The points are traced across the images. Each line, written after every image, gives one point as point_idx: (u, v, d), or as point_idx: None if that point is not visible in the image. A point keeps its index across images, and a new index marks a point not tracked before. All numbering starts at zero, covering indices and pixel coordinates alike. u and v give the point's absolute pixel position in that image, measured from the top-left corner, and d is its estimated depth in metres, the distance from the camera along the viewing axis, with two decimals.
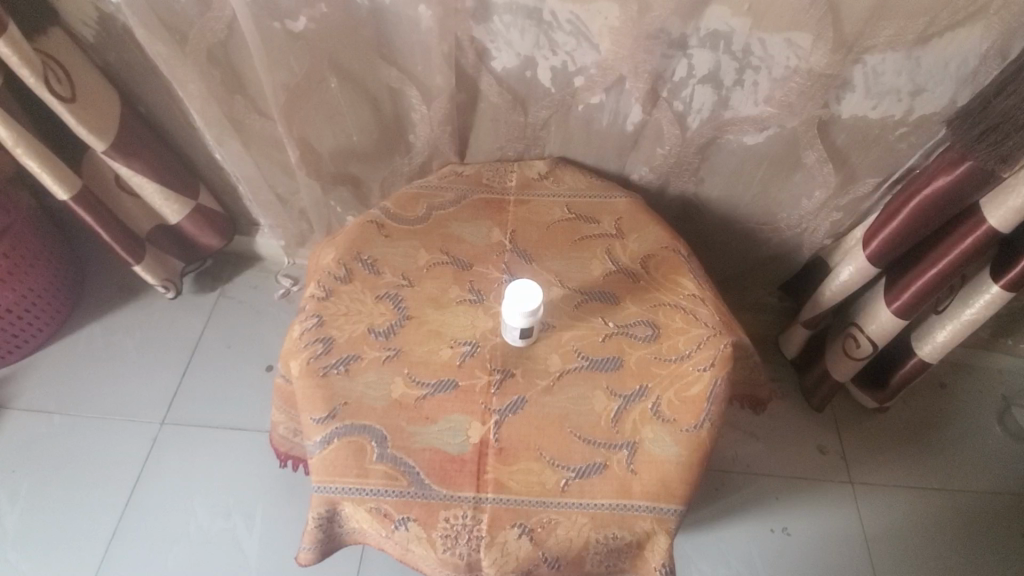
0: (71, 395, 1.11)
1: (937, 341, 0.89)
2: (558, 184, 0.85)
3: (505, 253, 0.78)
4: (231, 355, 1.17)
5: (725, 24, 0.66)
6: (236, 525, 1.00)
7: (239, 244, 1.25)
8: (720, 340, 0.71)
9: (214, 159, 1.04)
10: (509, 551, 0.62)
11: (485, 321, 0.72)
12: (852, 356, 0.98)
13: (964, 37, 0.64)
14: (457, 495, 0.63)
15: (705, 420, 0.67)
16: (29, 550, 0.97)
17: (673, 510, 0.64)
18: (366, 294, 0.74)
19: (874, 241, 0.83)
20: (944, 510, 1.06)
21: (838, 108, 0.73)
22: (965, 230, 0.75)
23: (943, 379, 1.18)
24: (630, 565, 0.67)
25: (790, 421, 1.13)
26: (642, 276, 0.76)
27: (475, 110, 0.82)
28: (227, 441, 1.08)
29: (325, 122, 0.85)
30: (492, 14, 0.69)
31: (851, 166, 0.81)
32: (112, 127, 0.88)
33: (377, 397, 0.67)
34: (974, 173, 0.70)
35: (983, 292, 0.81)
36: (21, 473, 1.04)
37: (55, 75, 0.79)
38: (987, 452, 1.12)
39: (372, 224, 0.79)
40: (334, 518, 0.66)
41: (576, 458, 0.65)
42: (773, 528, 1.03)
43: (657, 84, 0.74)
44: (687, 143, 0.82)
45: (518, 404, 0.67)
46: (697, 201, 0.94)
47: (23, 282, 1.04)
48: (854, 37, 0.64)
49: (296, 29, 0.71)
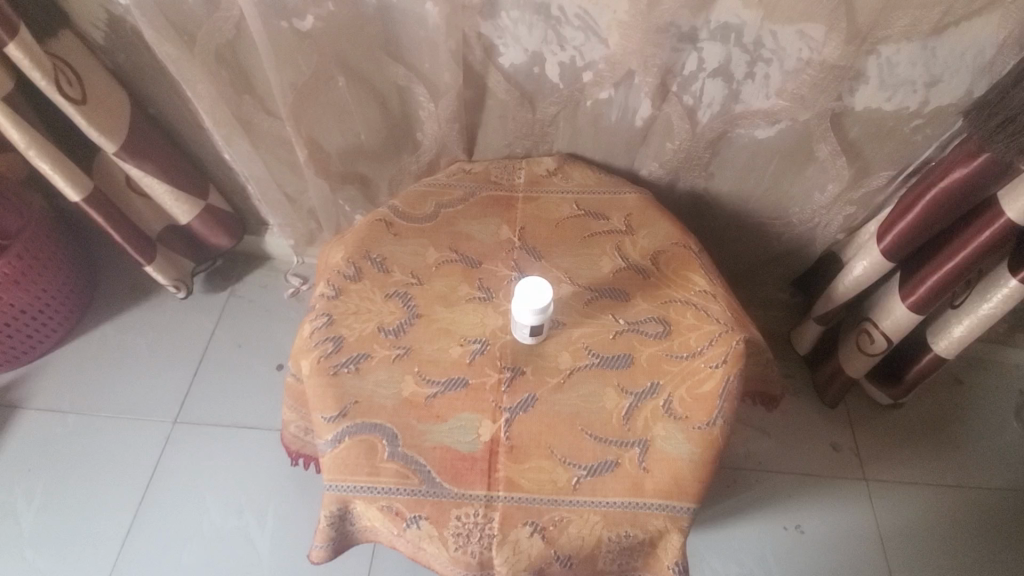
0: (85, 395, 1.12)
1: (954, 335, 0.88)
2: (567, 181, 0.84)
3: (515, 251, 0.77)
4: (242, 354, 1.18)
5: (736, 17, 0.65)
6: (249, 523, 1.01)
7: (248, 243, 1.26)
8: (732, 336, 0.70)
9: (222, 160, 1.04)
10: (521, 550, 0.62)
11: (495, 319, 0.72)
12: (866, 352, 0.97)
13: (981, 27, 0.62)
14: (467, 493, 0.63)
15: (718, 418, 0.67)
16: (45, 548, 0.99)
17: (685, 509, 0.64)
18: (376, 293, 0.74)
19: (889, 235, 0.82)
20: (959, 507, 1.05)
21: (852, 100, 0.72)
22: (981, 225, 0.74)
23: (958, 375, 1.16)
24: (642, 563, 0.66)
25: (802, 417, 1.12)
26: (653, 273, 0.76)
27: (483, 108, 0.82)
28: (240, 439, 1.09)
29: (333, 121, 0.85)
30: (500, 10, 0.68)
31: (864, 160, 0.80)
32: (122, 127, 0.89)
33: (388, 396, 0.67)
34: (991, 165, 0.69)
35: (1001, 287, 0.79)
36: (38, 471, 1.05)
37: (67, 77, 0.79)
38: (1004, 449, 1.10)
39: (381, 222, 0.79)
40: (345, 516, 0.66)
41: (587, 457, 0.64)
42: (786, 526, 1.02)
43: (667, 78, 0.74)
44: (697, 137, 0.81)
45: (529, 401, 0.67)
46: (708, 196, 0.93)
47: (38, 283, 1.05)
48: (868, 28, 0.63)
49: (304, 28, 0.71)
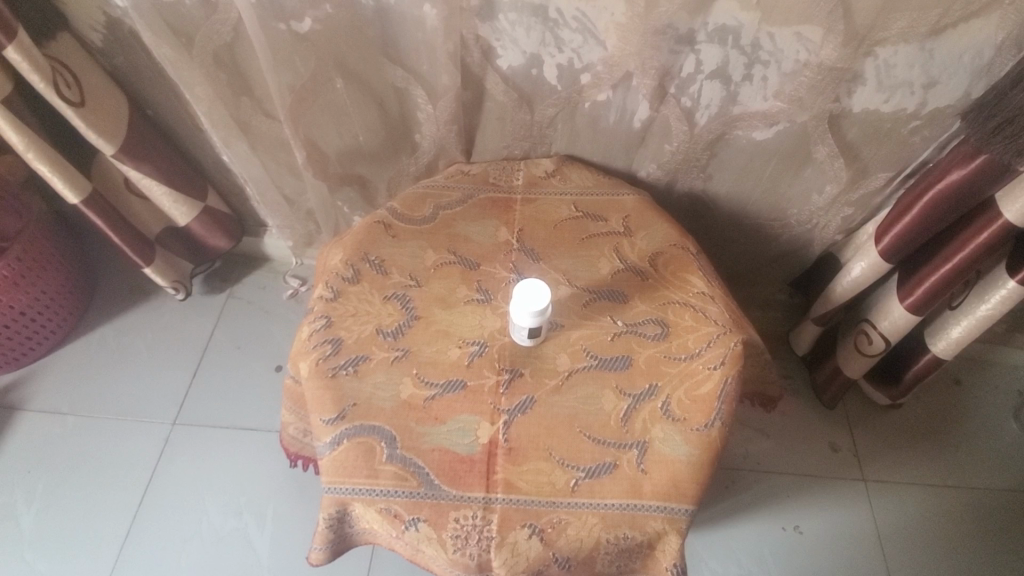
0: (84, 397, 1.12)
1: (952, 336, 0.88)
2: (566, 183, 0.84)
3: (513, 253, 0.77)
4: (241, 356, 1.18)
5: (734, 19, 0.65)
6: (248, 525, 1.01)
7: (247, 244, 1.26)
8: (731, 338, 0.70)
9: (221, 161, 1.04)
10: (520, 552, 0.62)
11: (493, 321, 0.72)
12: (864, 353, 0.97)
13: (978, 28, 0.62)
14: (466, 496, 0.63)
15: (716, 420, 0.67)
16: (44, 549, 0.99)
17: (684, 510, 0.64)
18: (375, 294, 0.74)
19: (887, 236, 0.82)
20: (958, 507, 1.05)
21: (850, 102, 0.72)
22: (979, 227, 0.74)
23: (957, 376, 1.17)
24: (641, 565, 0.66)
25: (801, 417, 1.12)
26: (651, 275, 0.76)
27: (482, 109, 0.82)
28: (239, 440, 1.09)
29: (331, 123, 0.85)
30: (498, 12, 0.68)
31: (862, 161, 0.80)
32: (121, 129, 0.89)
33: (387, 398, 0.67)
34: (989, 167, 0.69)
35: (999, 288, 0.80)
36: (37, 473, 1.05)
37: (65, 80, 0.79)
38: (1002, 449, 1.10)
39: (380, 225, 0.79)
40: (345, 518, 0.66)
41: (586, 458, 0.65)
42: (784, 526, 1.02)
43: (665, 80, 0.74)
44: (695, 139, 0.81)
45: (527, 403, 0.67)
46: (706, 198, 0.93)
47: (37, 285, 1.05)
48: (866, 30, 0.63)
49: (302, 30, 0.71)
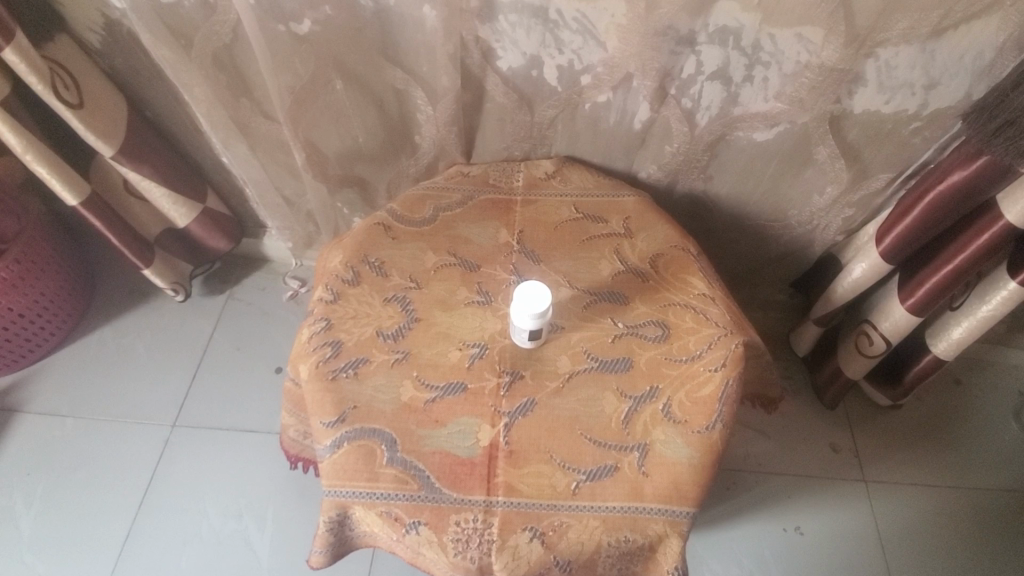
0: (84, 398, 1.12)
1: (953, 337, 0.88)
2: (566, 184, 0.84)
3: (513, 254, 0.77)
4: (241, 357, 1.18)
5: (735, 20, 0.65)
6: (248, 526, 1.01)
7: (247, 245, 1.26)
8: (732, 339, 0.70)
9: (220, 162, 1.04)
10: (520, 555, 0.62)
11: (493, 323, 0.72)
12: (864, 354, 0.97)
13: (980, 29, 0.62)
14: (467, 499, 0.63)
15: (717, 422, 0.67)
16: (44, 551, 0.98)
17: (685, 513, 0.64)
18: (375, 296, 0.73)
19: (888, 238, 0.82)
20: (958, 508, 1.05)
21: (850, 103, 0.72)
22: (979, 228, 0.74)
23: (958, 376, 1.17)
24: (642, 568, 0.66)
25: (802, 418, 1.12)
26: (652, 276, 0.75)
27: (482, 111, 0.82)
28: (239, 441, 1.09)
29: (331, 124, 0.84)
30: (498, 13, 0.68)
31: (863, 162, 0.80)
32: (120, 131, 0.88)
33: (387, 401, 0.67)
34: (990, 169, 0.69)
35: (999, 289, 0.80)
36: (36, 475, 1.05)
37: (64, 81, 0.79)
38: (1003, 449, 1.10)
39: (379, 226, 0.79)
40: (345, 521, 0.66)
41: (587, 461, 0.64)
42: (785, 526, 1.02)
43: (665, 81, 0.73)
44: (696, 140, 0.81)
45: (528, 406, 0.67)
46: (707, 199, 0.92)
47: (36, 287, 1.04)
48: (867, 31, 0.63)
49: (301, 31, 0.71)
